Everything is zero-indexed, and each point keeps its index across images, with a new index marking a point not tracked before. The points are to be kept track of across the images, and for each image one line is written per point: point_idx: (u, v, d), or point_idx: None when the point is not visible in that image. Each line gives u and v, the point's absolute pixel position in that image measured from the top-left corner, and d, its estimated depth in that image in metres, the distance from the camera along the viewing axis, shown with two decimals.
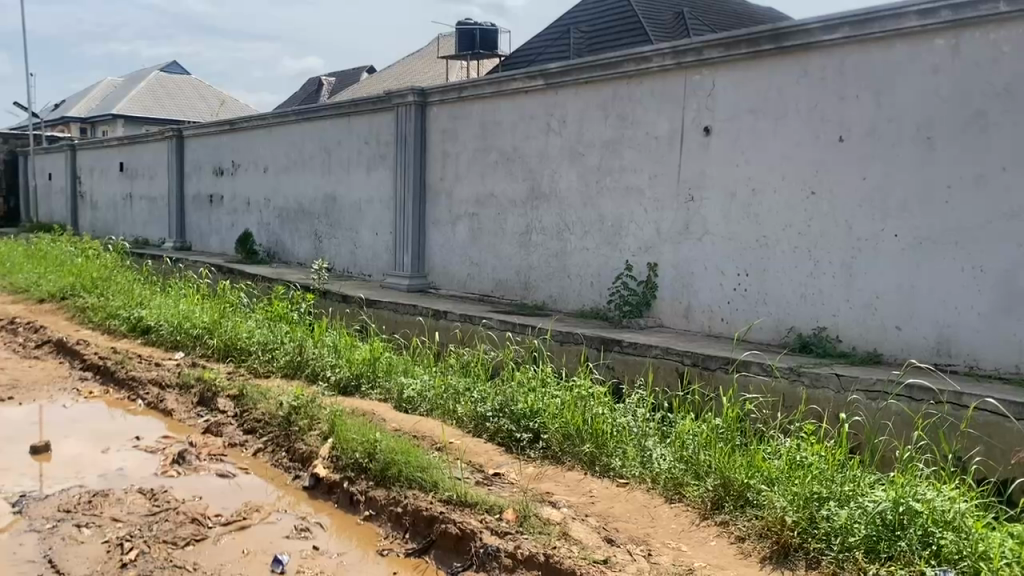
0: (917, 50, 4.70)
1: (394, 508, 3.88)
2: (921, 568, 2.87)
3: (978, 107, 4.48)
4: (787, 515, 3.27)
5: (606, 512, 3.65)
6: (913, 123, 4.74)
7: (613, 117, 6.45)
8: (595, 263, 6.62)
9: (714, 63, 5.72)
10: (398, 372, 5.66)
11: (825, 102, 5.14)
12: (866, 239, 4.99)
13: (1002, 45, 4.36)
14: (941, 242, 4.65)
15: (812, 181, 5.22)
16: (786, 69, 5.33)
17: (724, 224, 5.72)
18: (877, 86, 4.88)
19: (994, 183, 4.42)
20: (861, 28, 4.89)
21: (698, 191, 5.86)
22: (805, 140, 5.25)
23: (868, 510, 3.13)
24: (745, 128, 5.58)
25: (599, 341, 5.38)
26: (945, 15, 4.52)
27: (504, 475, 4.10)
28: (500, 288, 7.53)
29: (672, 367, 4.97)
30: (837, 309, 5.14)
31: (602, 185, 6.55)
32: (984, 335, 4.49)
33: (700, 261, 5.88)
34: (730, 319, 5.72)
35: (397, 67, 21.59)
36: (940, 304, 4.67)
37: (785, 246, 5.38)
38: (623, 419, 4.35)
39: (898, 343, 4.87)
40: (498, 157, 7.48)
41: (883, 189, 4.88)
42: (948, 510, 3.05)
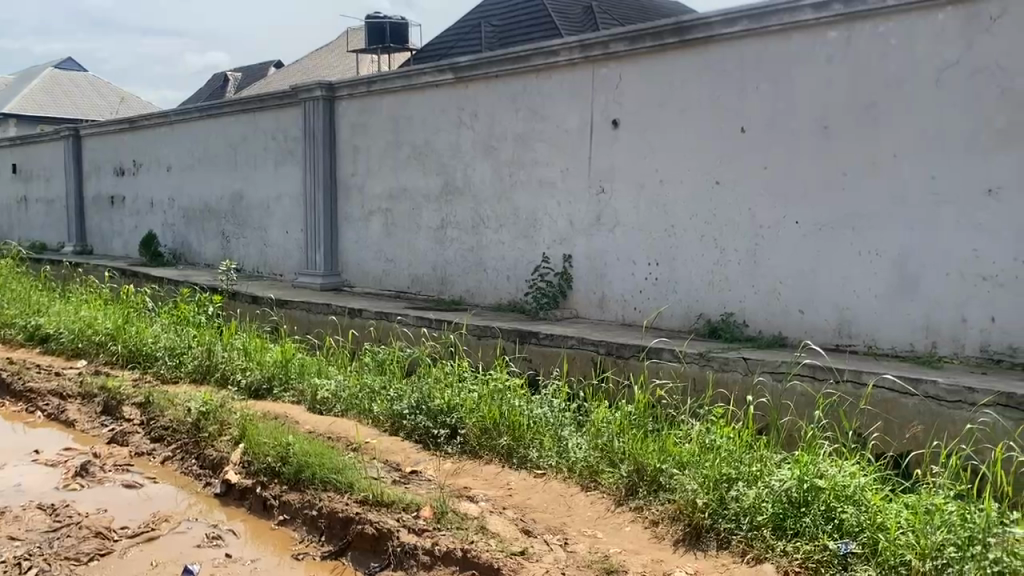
0: (812, 42, 4.87)
1: (309, 511, 3.82)
2: (826, 543, 2.97)
3: (869, 97, 4.67)
4: (698, 497, 3.35)
5: (524, 503, 3.67)
6: (810, 114, 4.91)
7: (524, 110, 6.48)
8: (510, 256, 6.64)
9: (620, 56, 5.80)
10: (311, 373, 5.57)
11: (727, 94, 5.27)
12: (768, 227, 5.14)
13: (890, 38, 4.56)
14: (839, 228, 4.83)
15: (717, 171, 5.35)
16: (689, 62, 5.45)
17: (635, 215, 5.81)
18: (776, 77, 5.04)
19: (887, 170, 4.62)
20: (759, 20, 5.03)
21: (609, 183, 5.94)
22: (709, 131, 5.38)
23: (774, 489, 3.23)
24: (651, 120, 5.68)
25: (515, 334, 5.41)
26: (837, 9, 4.69)
27: (421, 472, 4.08)
28: (416, 284, 7.47)
29: (588, 357, 5.03)
30: (744, 295, 5.28)
31: (515, 178, 6.57)
32: (881, 315, 4.69)
33: (612, 251, 5.96)
34: (643, 308, 5.81)
35: (305, 62, 21.18)
36: (841, 288, 4.85)
37: (692, 235, 5.50)
38: (539, 410, 4.37)
39: (801, 326, 5.04)
40: (410, 151, 7.42)
41: (784, 178, 5.04)
42: (849, 485, 3.16)
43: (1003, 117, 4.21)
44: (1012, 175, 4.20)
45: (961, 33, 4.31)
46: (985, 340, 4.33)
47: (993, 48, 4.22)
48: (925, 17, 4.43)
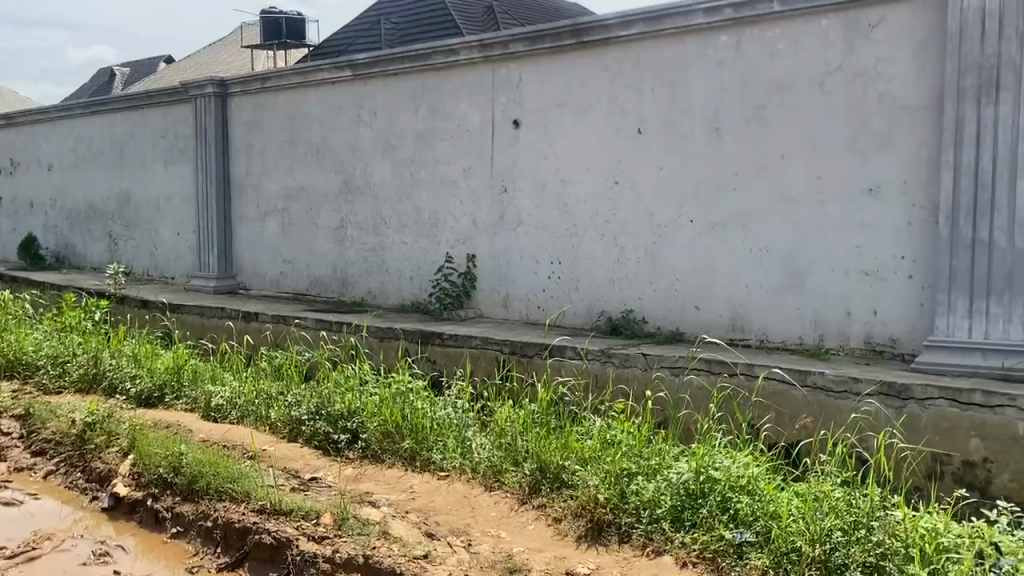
0: (704, 46, 5.00)
1: (204, 522, 3.69)
2: (722, 533, 3.05)
3: (759, 100, 4.83)
4: (599, 492, 3.38)
5: (427, 506, 3.64)
6: (702, 115, 5.04)
7: (424, 109, 6.43)
8: (413, 256, 6.57)
9: (520, 56, 5.82)
10: (205, 380, 5.38)
11: (624, 96, 5.36)
12: (665, 226, 5.25)
13: (778, 42, 4.73)
14: (731, 226, 4.98)
15: (616, 171, 5.43)
16: (587, 63, 5.51)
17: (536, 214, 5.84)
18: (670, 80, 5.15)
19: (776, 171, 4.79)
20: (654, 23, 5.13)
21: (511, 182, 5.96)
22: (607, 132, 5.46)
23: (672, 481, 3.30)
24: (551, 120, 5.73)
25: (418, 335, 5.36)
26: (727, 14, 4.84)
27: (321, 478, 4.00)
28: (316, 286, 7.31)
29: (492, 357, 5.02)
30: (643, 292, 5.37)
31: (416, 177, 6.51)
32: (772, 310, 4.86)
33: (514, 250, 5.98)
34: (545, 306, 5.84)
35: (197, 57, 20.48)
36: (734, 284, 5.00)
37: (592, 234, 5.57)
38: (442, 411, 4.32)
39: (697, 322, 5.16)
40: (308, 149, 7.27)
41: (679, 178, 5.16)
42: (743, 475, 3.26)
43: (881, 119, 4.42)
44: (891, 175, 4.41)
45: (843, 39, 4.51)
46: (869, 332, 4.54)
47: (872, 54, 4.43)
48: (809, 23, 4.61)
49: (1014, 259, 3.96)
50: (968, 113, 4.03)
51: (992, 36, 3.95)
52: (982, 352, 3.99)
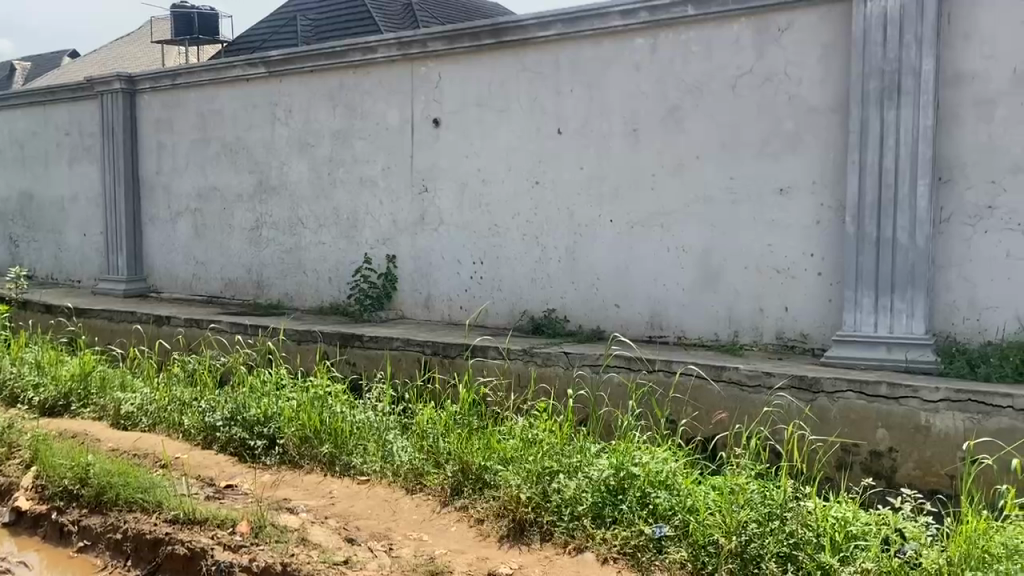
0: (621, 48, 5.07)
1: (113, 535, 3.55)
2: (641, 528, 3.09)
3: (674, 102, 4.91)
4: (521, 491, 3.38)
5: (346, 511, 3.58)
6: (620, 116, 5.11)
7: (341, 107, 6.33)
8: (331, 257, 6.47)
9: (439, 55, 5.79)
10: (114, 387, 5.18)
11: (543, 96, 5.39)
12: (585, 225, 5.30)
13: (692, 45, 4.82)
14: (649, 225, 5.06)
15: (536, 171, 5.45)
16: (506, 62, 5.52)
17: (457, 213, 5.82)
18: (588, 81, 5.20)
19: (691, 171, 4.89)
20: (571, 24, 5.17)
21: (431, 181, 5.92)
22: (527, 132, 5.48)
23: (593, 478, 3.33)
24: (471, 120, 5.71)
25: (337, 337, 5.28)
26: (643, 16, 4.91)
27: (237, 486, 3.91)
28: (230, 288, 7.12)
29: (414, 358, 4.97)
30: (564, 291, 5.40)
31: (334, 176, 6.41)
32: (690, 308, 4.95)
33: (435, 250, 5.94)
34: (467, 307, 5.82)
35: (104, 52, 19.74)
36: (653, 282, 5.08)
37: (514, 234, 5.58)
38: (362, 414, 4.25)
39: (617, 320, 5.21)
40: (221, 148, 7.08)
41: (598, 177, 5.21)
42: (662, 471, 3.30)
43: (791, 121, 4.56)
44: (800, 175, 4.55)
45: (754, 43, 4.63)
46: (781, 328, 4.67)
47: (781, 58, 4.56)
48: (722, 27, 4.71)
49: (915, 256, 4.13)
50: (872, 116, 4.18)
51: (893, 42, 4.11)
52: (887, 345, 4.15)
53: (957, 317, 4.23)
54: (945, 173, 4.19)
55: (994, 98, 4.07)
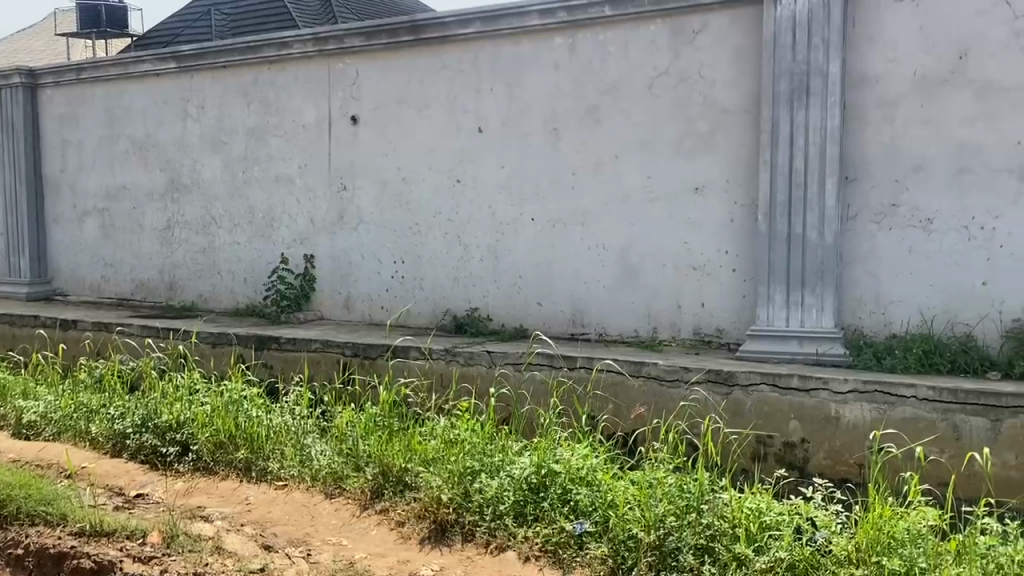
0: (539, 47, 5.09)
1: (14, 550, 3.37)
2: (563, 526, 3.10)
3: (593, 101, 4.96)
4: (442, 492, 3.35)
5: (263, 518, 3.50)
6: (539, 115, 5.13)
7: (255, 103, 6.19)
8: (247, 257, 6.31)
9: (356, 52, 5.71)
10: (15, 395, 4.95)
11: (463, 94, 5.36)
12: (507, 224, 5.30)
13: (609, 45, 4.87)
14: (570, 224, 5.09)
15: (457, 169, 5.43)
16: (424, 60, 5.48)
17: (377, 212, 5.75)
18: (508, 80, 5.21)
19: (611, 170, 4.94)
20: (490, 23, 5.17)
21: (350, 179, 5.84)
22: (447, 130, 5.45)
23: (515, 477, 3.32)
24: (390, 117, 5.65)
25: (253, 339, 5.15)
26: (561, 16, 4.94)
27: (148, 495, 3.78)
28: (141, 290, 6.88)
29: (333, 359, 4.90)
30: (486, 290, 5.39)
31: (249, 174, 6.27)
32: (610, 305, 5.00)
33: (355, 250, 5.85)
34: (388, 306, 5.75)
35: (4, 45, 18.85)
36: (574, 280, 5.11)
37: (435, 233, 5.54)
38: (279, 418, 4.15)
39: (539, 318, 5.22)
40: (129, 145, 6.84)
41: (519, 176, 5.22)
42: (583, 467, 3.31)
43: (706, 122, 4.65)
44: (714, 174, 4.65)
45: (669, 44, 4.71)
46: (698, 323, 4.76)
47: (696, 59, 4.65)
48: (638, 28, 4.78)
49: (825, 253, 4.26)
50: (782, 116, 4.30)
51: (801, 45, 4.23)
52: (799, 339, 4.27)
53: (864, 311, 4.38)
54: (851, 172, 4.33)
55: (896, 100, 4.23)
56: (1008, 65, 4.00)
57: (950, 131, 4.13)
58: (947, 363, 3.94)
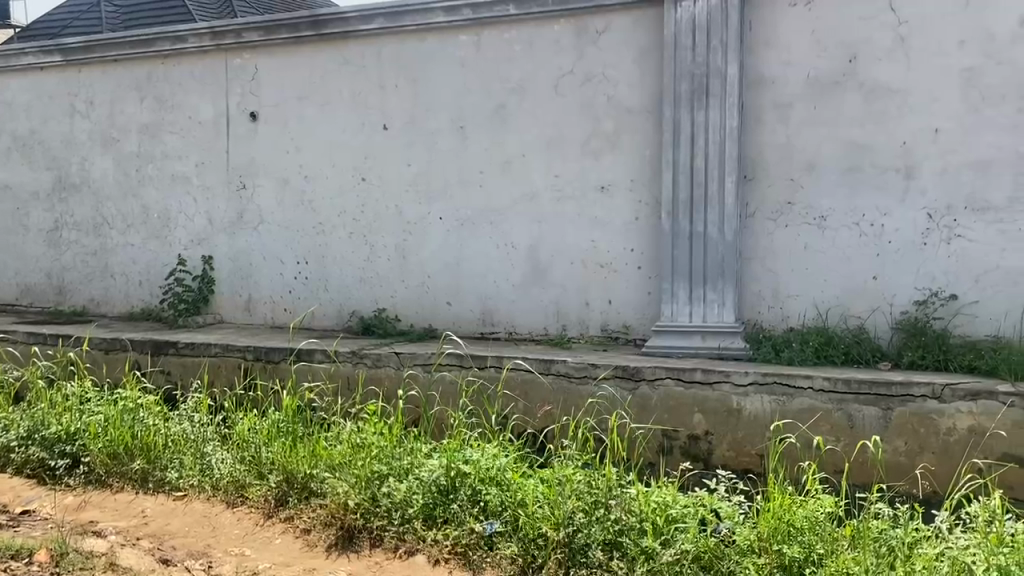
0: (444, 44, 5.04)
1: None
2: (472, 527, 3.08)
3: (499, 100, 4.95)
4: (349, 498, 3.27)
5: (161, 531, 3.37)
6: (445, 112, 5.09)
7: (149, 99, 5.95)
8: (143, 259, 6.06)
9: (256, 47, 5.54)
10: None
11: (367, 91, 5.27)
12: (414, 223, 5.24)
13: (514, 44, 4.87)
14: (478, 222, 5.07)
15: (362, 167, 5.34)
16: (327, 56, 5.36)
17: (279, 212, 5.60)
18: (413, 77, 5.15)
19: (518, 169, 4.95)
20: (393, 20, 5.09)
21: (250, 178, 5.67)
22: (351, 128, 5.35)
23: (423, 479, 3.26)
24: (291, 114, 5.51)
25: (149, 345, 4.95)
26: (466, 14, 4.91)
27: (35, 511, 3.60)
28: (27, 295, 6.52)
29: (234, 364, 4.74)
30: (394, 290, 5.32)
31: (143, 173, 6.02)
32: (519, 303, 5.01)
33: (256, 251, 5.69)
34: (292, 308, 5.61)
35: None
36: (482, 279, 5.09)
37: (340, 232, 5.44)
38: (177, 426, 3.99)
39: (448, 318, 5.19)
40: (12, 142, 6.48)
41: (425, 174, 5.17)
42: (492, 467, 3.27)
43: (610, 121, 4.71)
44: (619, 173, 4.72)
45: (573, 44, 4.74)
46: (605, 320, 4.82)
47: (599, 59, 4.70)
48: (543, 27, 4.79)
49: (725, 250, 4.37)
50: (683, 117, 4.39)
51: (701, 47, 4.32)
52: (702, 334, 4.37)
53: (763, 306, 4.51)
54: (749, 171, 4.46)
55: (790, 102, 4.37)
56: (894, 68, 4.18)
57: (841, 131, 4.29)
58: (841, 355, 4.09)
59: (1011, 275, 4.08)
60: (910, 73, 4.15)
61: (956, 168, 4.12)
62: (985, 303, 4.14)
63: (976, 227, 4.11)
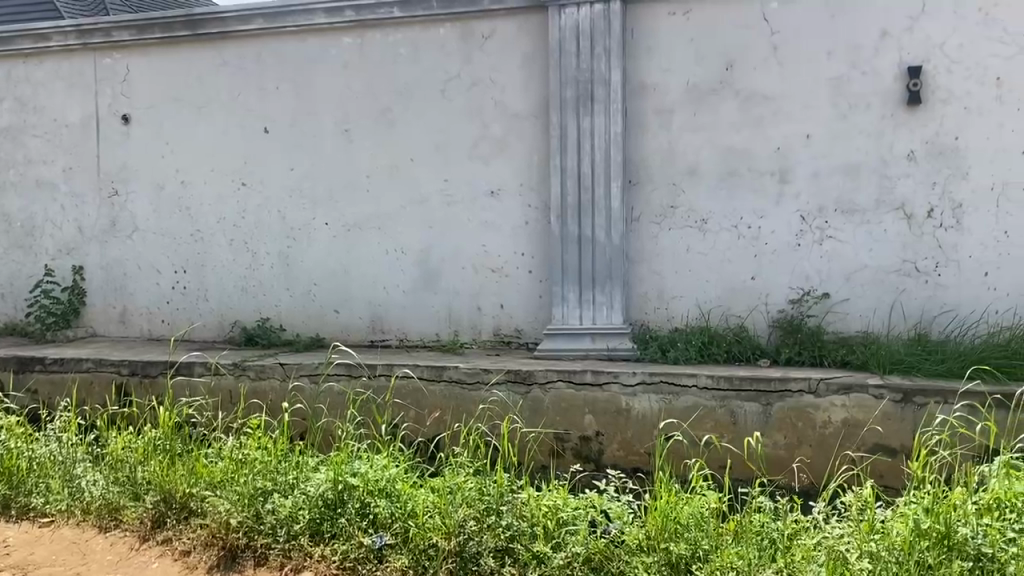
0: (327, 46, 4.93)
1: None
2: (361, 541, 3.00)
3: (384, 103, 4.88)
4: (231, 517, 3.15)
5: (24, 561, 3.15)
6: (329, 116, 4.98)
7: (9, 100, 5.59)
8: (5, 271, 5.70)
9: (126, 46, 5.28)
10: None
11: (247, 93, 5.10)
12: (298, 229, 5.10)
13: (399, 47, 4.81)
14: (365, 228, 4.98)
15: (243, 172, 5.17)
16: (203, 56, 5.16)
17: (155, 219, 5.36)
18: (295, 79, 5.01)
19: (405, 173, 4.89)
20: (273, 20, 4.94)
21: (122, 184, 5.40)
22: (230, 131, 5.17)
23: (309, 494, 3.15)
24: (166, 117, 5.28)
25: (12, 362, 4.65)
26: (348, 15, 4.81)
27: None
28: None
29: (108, 380, 4.50)
30: (278, 298, 5.16)
31: (3, 179, 5.65)
32: (409, 309, 4.95)
33: (131, 260, 5.42)
34: (170, 320, 5.37)
35: None
36: (371, 286, 5.00)
37: (220, 239, 5.24)
38: (42, 449, 3.76)
39: (336, 325, 5.08)
40: None
41: (309, 179, 5.05)
42: (381, 478, 3.19)
43: (498, 126, 4.71)
44: (507, 178, 4.73)
45: (459, 48, 4.72)
46: (497, 324, 4.81)
47: (485, 64, 4.70)
48: (428, 30, 4.75)
49: (613, 253, 4.44)
50: (570, 122, 4.43)
51: (585, 53, 4.38)
52: (591, 336, 4.42)
53: (649, 307, 4.60)
54: (634, 175, 4.54)
55: (672, 108, 4.47)
56: (767, 76, 4.34)
57: (720, 137, 4.42)
58: (724, 353, 4.22)
59: (878, 273, 4.30)
60: (783, 81, 4.32)
61: (826, 172, 4.31)
62: (855, 300, 4.34)
63: (845, 229, 4.31)
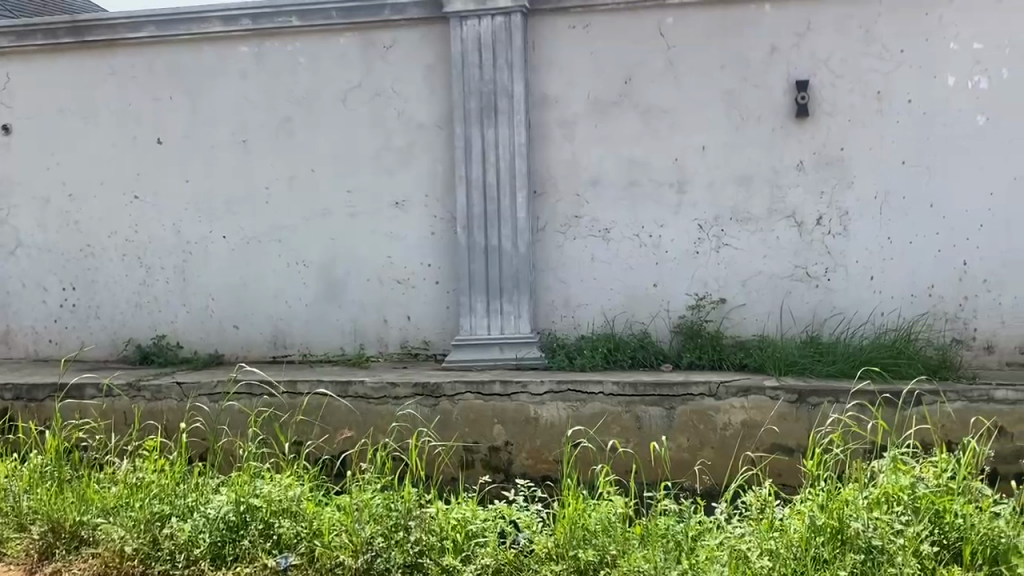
0: (223, 55, 4.81)
1: None
2: (265, 562, 2.91)
3: (284, 113, 4.79)
4: (126, 544, 3.00)
5: None
6: (226, 126, 4.85)
7: None
8: None
9: (5, 52, 5.02)
10: None
11: (137, 102, 4.92)
12: (194, 243, 4.95)
13: (298, 57, 4.73)
14: (265, 241, 4.87)
15: (134, 185, 4.98)
16: (90, 64, 4.94)
17: (39, 234, 5.10)
18: (189, 88, 4.86)
19: (307, 185, 4.80)
20: (164, 27, 4.78)
21: (3, 197, 5.13)
22: (121, 142, 4.97)
23: (210, 516, 3.04)
24: (51, 127, 5.04)
25: None
26: (245, 24, 4.69)
27: None
28: None
29: None
30: (175, 315, 4.99)
31: None
32: (313, 323, 4.86)
33: (14, 277, 5.15)
34: (58, 340, 5.13)
35: None
36: (273, 300, 4.89)
37: (111, 255, 5.04)
38: None
39: (237, 341, 4.94)
40: None
41: (206, 191, 4.91)
42: (284, 497, 3.10)
43: (401, 137, 4.69)
44: (412, 189, 4.70)
45: (360, 58, 4.67)
46: (404, 336, 4.78)
47: (388, 74, 4.66)
48: (327, 40, 4.69)
49: (518, 263, 4.46)
50: (474, 133, 4.44)
51: (487, 64, 4.40)
52: (499, 346, 4.44)
53: (555, 315, 4.65)
54: (538, 186, 4.58)
55: (573, 119, 4.54)
56: (665, 89, 4.45)
57: (620, 148, 4.51)
58: (628, 359, 4.30)
59: (772, 279, 4.46)
60: (680, 94, 4.43)
61: (722, 182, 4.45)
62: (752, 305, 4.49)
63: (741, 236, 4.46)
